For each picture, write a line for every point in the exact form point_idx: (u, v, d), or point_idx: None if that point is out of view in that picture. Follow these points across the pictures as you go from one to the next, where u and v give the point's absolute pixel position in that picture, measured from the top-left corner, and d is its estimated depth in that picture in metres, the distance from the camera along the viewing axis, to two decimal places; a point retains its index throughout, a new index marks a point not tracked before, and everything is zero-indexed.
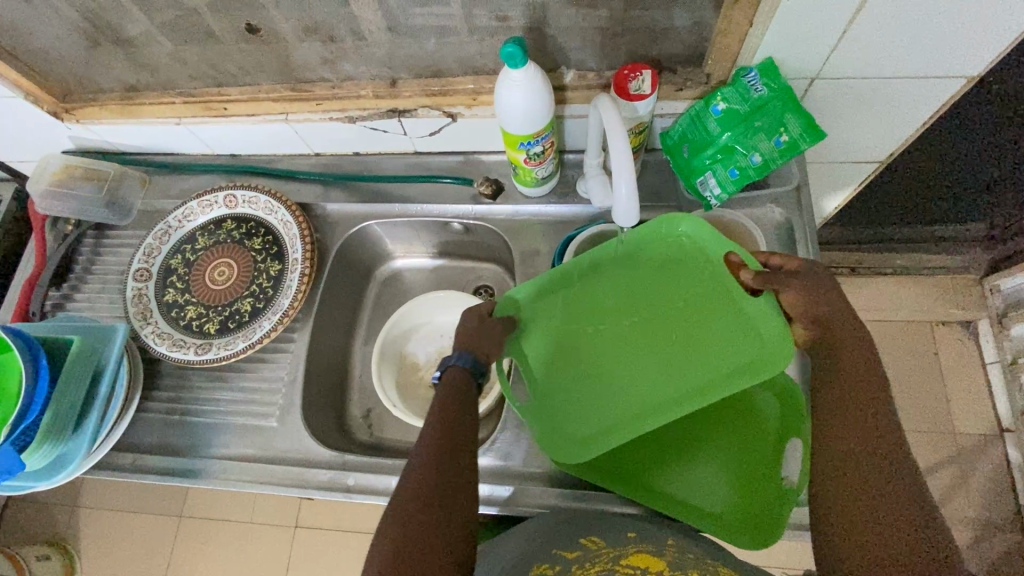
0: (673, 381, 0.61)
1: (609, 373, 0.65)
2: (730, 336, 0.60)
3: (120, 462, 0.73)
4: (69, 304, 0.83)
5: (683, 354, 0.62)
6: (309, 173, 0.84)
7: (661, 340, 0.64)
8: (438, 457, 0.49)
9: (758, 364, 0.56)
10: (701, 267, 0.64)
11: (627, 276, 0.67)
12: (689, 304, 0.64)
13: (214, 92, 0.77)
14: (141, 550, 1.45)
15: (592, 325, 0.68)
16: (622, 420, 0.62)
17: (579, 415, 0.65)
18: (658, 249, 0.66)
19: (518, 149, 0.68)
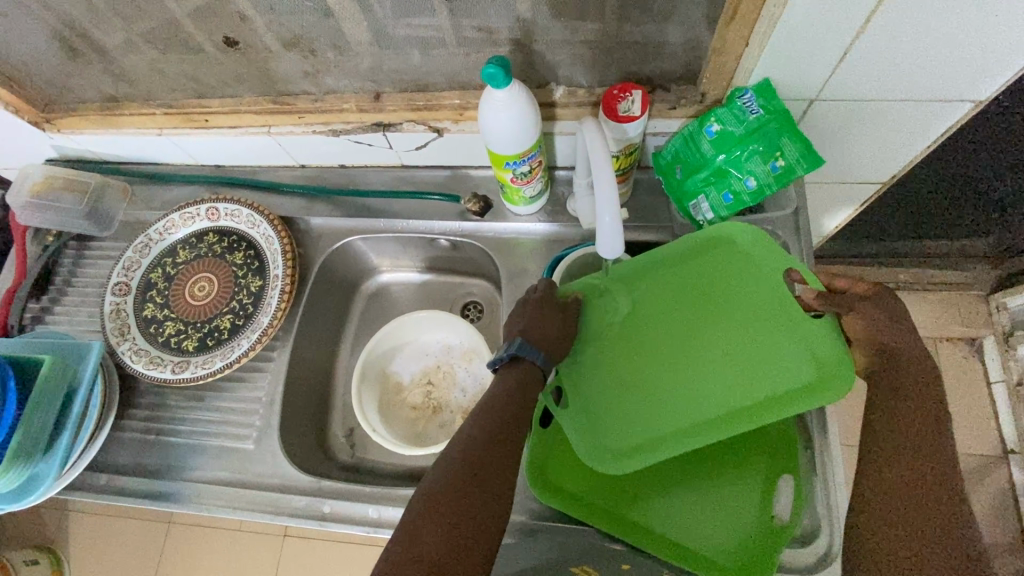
0: (728, 393, 0.58)
1: (655, 383, 0.62)
2: (782, 357, 0.57)
3: (94, 482, 0.71)
4: (48, 318, 0.81)
5: (739, 368, 0.58)
6: (293, 186, 0.82)
7: (708, 356, 0.60)
8: (493, 448, 0.49)
9: (817, 386, 0.54)
10: (753, 282, 0.61)
11: (676, 286, 0.64)
12: (737, 319, 0.60)
13: (195, 103, 0.75)
14: (130, 556, 1.44)
15: (639, 336, 0.64)
16: (671, 433, 0.59)
17: (619, 426, 0.61)
18: (714, 258, 0.63)
19: (505, 169, 0.65)
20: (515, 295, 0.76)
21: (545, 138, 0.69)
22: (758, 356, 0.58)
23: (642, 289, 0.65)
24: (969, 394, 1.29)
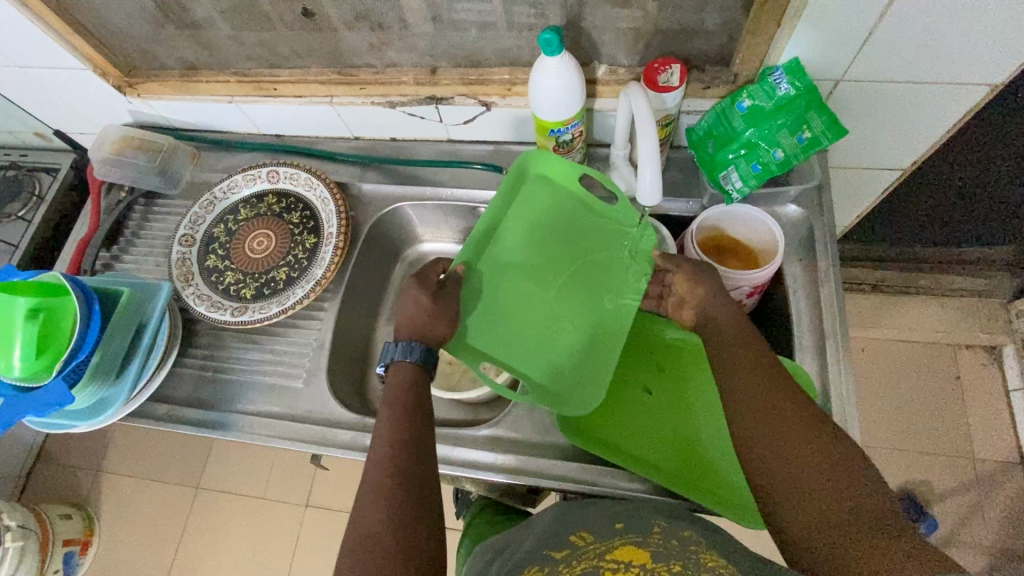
0: (598, 306, 0.69)
1: (556, 321, 0.70)
2: (612, 242, 0.71)
3: (156, 411, 0.77)
4: (118, 265, 0.89)
5: (589, 268, 0.71)
6: (347, 155, 0.89)
7: (565, 267, 0.71)
8: (386, 491, 0.53)
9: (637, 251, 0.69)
10: (565, 195, 0.73)
11: (516, 230, 0.72)
12: (571, 228, 0.72)
13: (267, 73, 0.83)
14: (159, 517, 1.50)
15: (516, 284, 0.71)
16: (597, 355, 0.68)
17: (555, 375, 0.68)
18: (530, 190, 0.73)
19: (548, 137, 0.71)
20: None
21: (587, 113, 0.75)
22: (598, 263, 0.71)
23: (495, 250, 0.71)
24: (988, 401, 1.29)
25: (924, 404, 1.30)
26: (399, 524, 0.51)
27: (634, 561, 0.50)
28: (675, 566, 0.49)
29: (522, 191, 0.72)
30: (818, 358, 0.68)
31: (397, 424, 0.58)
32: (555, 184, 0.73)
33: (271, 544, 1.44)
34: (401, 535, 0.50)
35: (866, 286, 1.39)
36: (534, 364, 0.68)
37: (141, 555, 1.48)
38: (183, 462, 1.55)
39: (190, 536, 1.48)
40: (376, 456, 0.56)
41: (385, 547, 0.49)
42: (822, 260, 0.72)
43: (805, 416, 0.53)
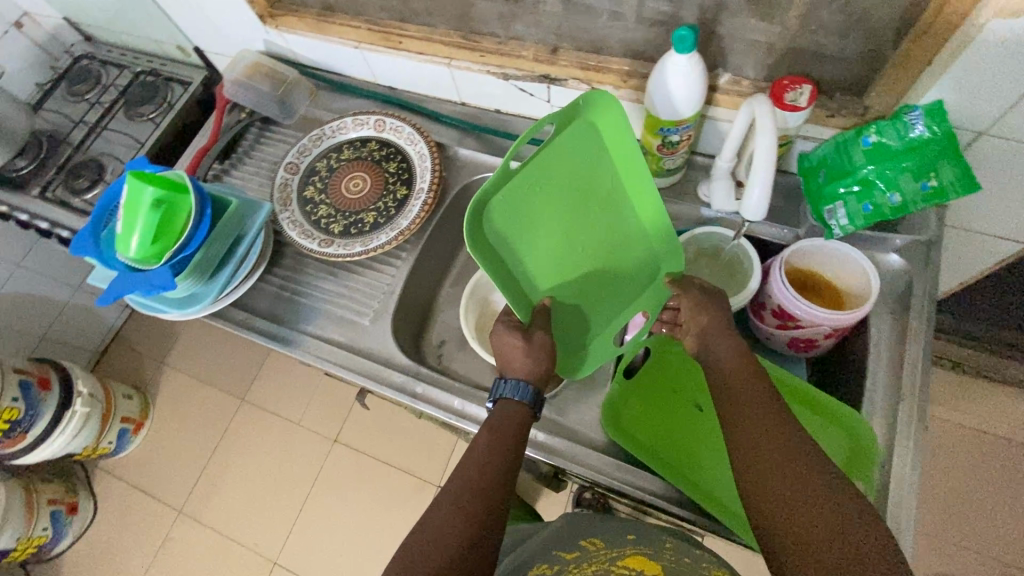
0: (618, 212, 0.68)
1: (598, 264, 0.69)
2: (590, 147, 0.65)
3: (234, 316, 0.83)
4: (226, 179, 0.96)
5: (584, 195, 0.67)
6: (453, 119, 0.92)
7: (579, 212, 0.68)
8: (469, 494, 0.54)
9: (611, 124, 0.64)
10: (527, 168, 0.65)
11: (528, 241, 0.68)
12: (552, 192, 0.67)
13: (396, 26, 0.86)
14: (204, 418, 1.63)
15: (558, 267, 0.69)
16: (642, 239, 0.68)
17: (643, 297, 0.69)
18: (500, 201, 0.65)
19: (655, 133, 0.71)
20: None
21: (699, 119, 0.74)
22: (593, 177, 0.67)
23: (526, 266, 0.68)
24: None
25: (983, 500, 1.21)
26: (475, 528, 0.51)
27: (643, 570, 0.57)
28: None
29: (496, 216, 0.66)
30: (891, 419, 0.65)
31: (495, 453, 0.58)
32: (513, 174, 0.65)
33: (296, 467, 1.54)
34: (472, 533, 0.51)
35: (946, 362, 1.31)
36: (621, 289, 0.70)
37: (182, 447, 1.61)
38: (235, 373, 1.67)
39: (227, 442, 1.59)
40: (472, 455, 0.58)
41: (451, 534, 0.51)
42: (914, 318, 0.67)
43: (797, 436, 0.50)
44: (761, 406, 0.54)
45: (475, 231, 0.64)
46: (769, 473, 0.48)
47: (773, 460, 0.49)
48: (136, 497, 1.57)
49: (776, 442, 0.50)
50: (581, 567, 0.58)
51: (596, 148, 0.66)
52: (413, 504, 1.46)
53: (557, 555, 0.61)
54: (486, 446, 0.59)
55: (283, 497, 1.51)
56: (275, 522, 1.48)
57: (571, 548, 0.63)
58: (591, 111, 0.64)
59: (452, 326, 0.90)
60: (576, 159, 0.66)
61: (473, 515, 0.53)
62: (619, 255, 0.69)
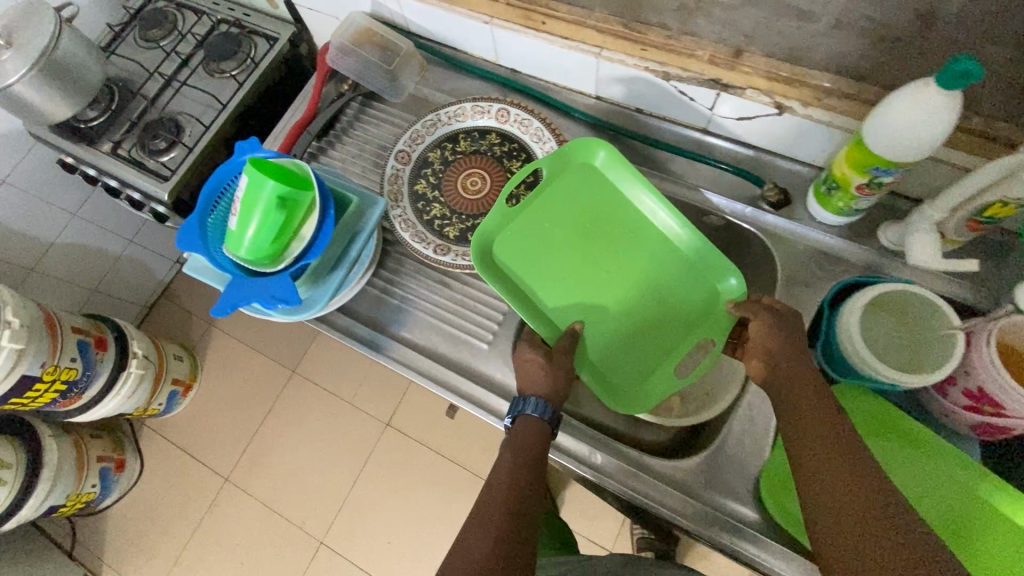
0: (637, 240, 0.72)
1: (628, 288, 0.71)
2: (590, 186, 0.73)
3: (337, 321, 0.78)
4: (324, 158, 0.87)
5: (590, 226, 0.73)
6: (587, 117, 0.81)
7: (591, 242, 0.73)
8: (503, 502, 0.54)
9: (607, 169, 0.72)
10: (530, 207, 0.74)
11: (544, 269, 0.73)
12: (557, 227, 0.73)
13: (541, 4, 0.74)
14: (253, 386, 1.59)
15: (583, 292, 0.72)
16: (675, 264, 0.71)
17: (689, 318, 0.70)
18: (506, 238, 0.73)
19: (862, 171, 0.60)
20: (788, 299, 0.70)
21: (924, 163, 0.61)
22: (606, 215, 0.73)
23: (545, 291, 0.72)
24: None
25: None
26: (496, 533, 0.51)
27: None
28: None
29: (505, 251, 0.73)
30: None
31: (518, 465, 0.58)
32: (518, 213, 0.74)
33: (345, 446, 1.51)
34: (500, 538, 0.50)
35: None
36: (671, 318, 0.70)
37: (229, 414, 1.58)
38: (286, 343, 1.61)
39: (276, 414, 1.56)
40: (504, 466, 0.59)
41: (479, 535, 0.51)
42: None
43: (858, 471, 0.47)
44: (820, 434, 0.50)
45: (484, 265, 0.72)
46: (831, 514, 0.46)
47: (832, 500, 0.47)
48: (183, 459, 1.55)
49: (839, 492, 0.47)
50: None
51: (599, 188, 0.73)
52: (464, 498, 1.43)
53: None
54: (511, 463, 0.58)
55: (332, 476, 1.49)
56: (323, 500, 1.47)
57: None
58: (582, 154, 0.73)
59: None
60: (579, 197, 0.73)
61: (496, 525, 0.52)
62: (661, 284, 0.71)
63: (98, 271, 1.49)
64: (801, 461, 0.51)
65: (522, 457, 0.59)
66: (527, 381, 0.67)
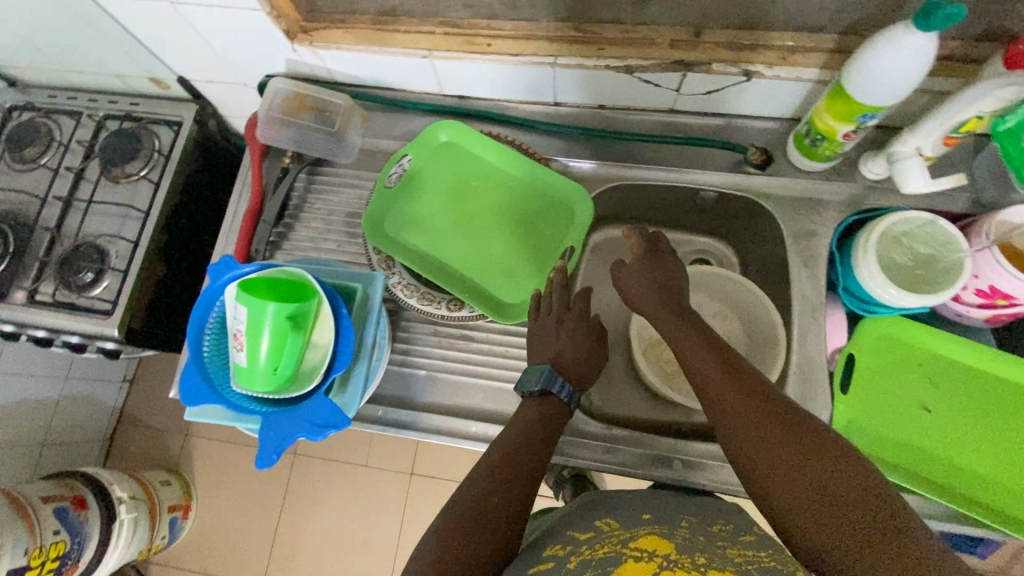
0: (495, 184, 0.76)
1: (502, 226, 0.74)
2: (451, 159, 0.76)
3: (369, 413, 0.72)
4: (289, 244, 0.79)
5: (461, 188, 0.75)
6: (553, 126, 0.78)
7: (465, 200, 0.75)
8: (508, 456, 0.56)
9: (456, 138, 0.76)
10: (409, 185, 0.75)
11: (436, 234, 0.74)
12: (435, 197, 0.75)
13: (483, 25, 0.70)
14: (256, 483, 1.48)
15: (470, 244, 0.74)
16: (527, 191, 0.75)
17: (551, 232, 0.74)
18: (394, 215, 0.75)
19: (848, 121, 0.62)
20: (801, 254, 0.72)
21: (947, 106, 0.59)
22: (467, 173, 0.76)
23: (439, 251, 0.74)
24: None
25: None
26: (504, 482, 0.53)
27: (659, 549, 0.44)
28: (700, 559, 0.43)
29: (392, 225, 0.74)
30: None
31: (524, 427, 0.60)
32: (396, 191, 0.75)
33: (377, 512, 1.44)
34: (506, 485, 0.53)
35: None
36: (538, 243, 0.74)
37: (239, 520, 1.46)
38: None
39: (291, 504, 1.46)
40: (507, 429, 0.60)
41: (487, 486, 0.52)
42: None
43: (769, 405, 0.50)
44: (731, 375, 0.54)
45: (382, 241, 0.73)
46: (758, 445, 0.48)
47: (756, 433, 0.49)
48: None
49: (755, 416, 0.50)
50: (593, 545, 0.48)
51: (456, 154, 0.76)
52: None
53: (571, 536, 0.52)
54: (518, 427, 0.60)
55: (373, 545, 1.42)
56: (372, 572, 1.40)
57: (584, 527, 0.53)
58: (432, 139, 0.76)
59: None
60: (446, 169, 0.76)
61: (504, 475, 0.54)
62: (527, 212, 0.74)
63: (42, 423, 1.32)
64: (715, 404, 0.53)
65: (529, 422, 0.60)
66: (549, 350, 0.65)
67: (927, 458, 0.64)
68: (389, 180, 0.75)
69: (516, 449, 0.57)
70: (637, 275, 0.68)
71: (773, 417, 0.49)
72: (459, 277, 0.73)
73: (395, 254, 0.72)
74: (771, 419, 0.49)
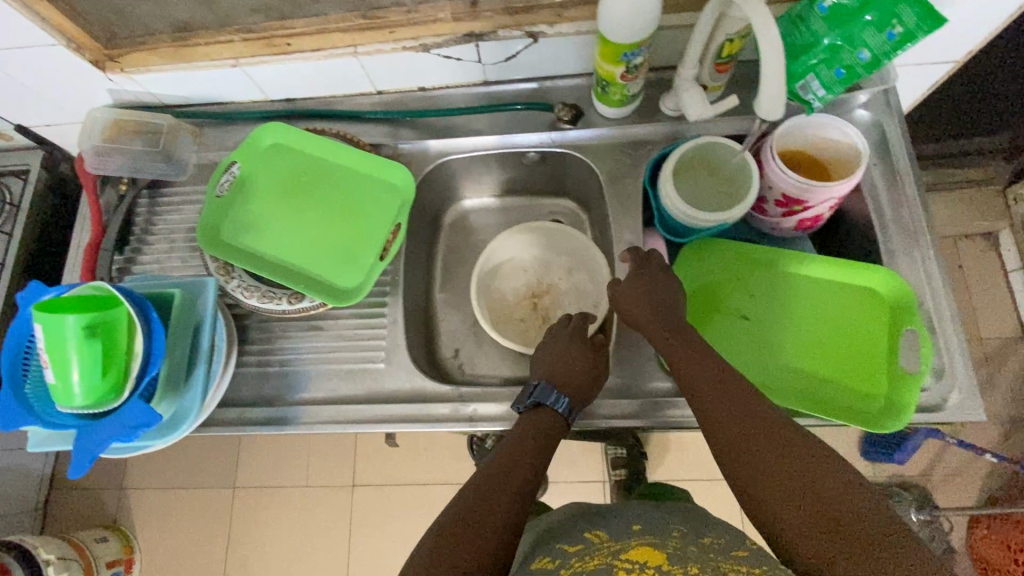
0: (322, 174, 0.77)
1: (333, 213, 0.76)
2: (285, 159, 0.78)
3: (227, 416, 0.73)
4: (137, 267, 0.80)
5: (291, 184, 0.77)
6: (376, 113, 0.80)
7: (295, 194, 0.76)
8: (504, 484, 0.57)
9: (284, 141, 0.78)
10: (243, 192, 0.77)
11: (269, 231, 0.75)
12: (268, 196, 0.77)
13: (277, 26, 0.72)
14: (200, 524, 1.46)
15: (303, 235, 0.75)
16: (354, 176, 0.77)
17: (379, 211, 0.75)
18: (229, 220, 0.76)
19: (617, 62, 0.66)
20: (618, 195, 0.77)
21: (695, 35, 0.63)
22: (295, 169, 0.77)
23: (273, 246, 0.75)
24: (987, 284, 1.43)
25: None
26: (498, 515, 0.54)
27: (650, 561, 0.48)
28: (693, 570, 0.46)
29: (227, 229, 0.75)
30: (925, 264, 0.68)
31: (521, 451, 0.61)
32: (228, 199, 0.76)
33: (324, 530, 1.44)
34: (495, 512, 0.54)
35: None
36: (370, 223, 0.75)
37: (188, 564, 1.44)
38: (214, 465, 1.49)
39: (237, 538, 1.45)
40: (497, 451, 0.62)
41: (483, 520, 0.53)
42: (898, 161, 0.71)
43: (784, 437, 0.53)
44: (744, 409, 0.56)
45: (217, 247, 0.74)
46: (771, 475, 0.51)
47: (770, 470, 0.51)
48: None
49: (772, 449, 0.52)
50: (581, 559, 0.51)
51: (288, 154, 0.78)
52: None
53: (559, 547, 0.54)
54: (511, 450, 0.61)
55: (325, 564, 1.42)
56: None
57: (574, 538, 0.55)
58: (260, 144, 0.78)
59: (459, 331, 0.87)
60: (277, 169, 0.78)
61: (496, 503, 0.55)
62: (355, 195, 0.76)
63: None
64: (727, 437, 0.55)
65: (526, 447, 0.61)
66: (548, 368, 0.68)
67: (757, 360, 0.68)
68: (220, 189, 0.76)
69: (510, 474, 0.58)
70: (641, 297, 0.67)
71: (785, 451, 0.52)
72: (296, 268, 0.74)
73: (230, 257, 0.73)
74: (783, 453, 0.51)
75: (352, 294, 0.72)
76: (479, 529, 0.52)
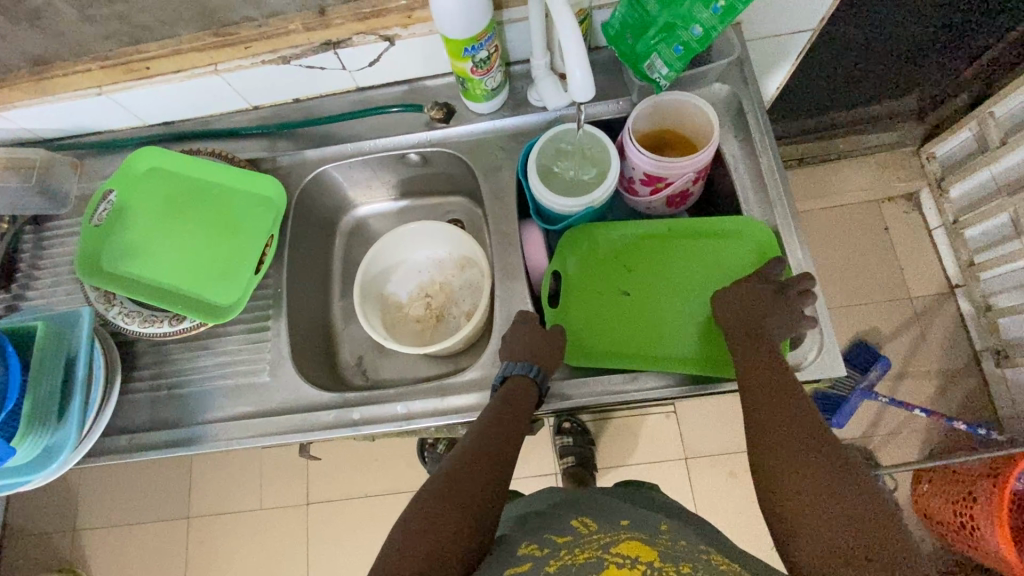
0: (198, 194, 0.78)
1: (208, 232, 0.76)
2: (167, 181, 0.78)
3: (117, 444, 0.73)
4: (24, 304, 0.80)
5: (166, 206, 0.77)
6: (250, 128, 0.81)
7: (169, 217, 0.77)
8: (486, 475, 0.58)
9: (160, 163, 0.78)
10: (120, 220, 0.77)
11: (144, 257, 0.75)
12: (144, 222, 0.77)
13: (133, 51, 0.70)
14: (156, 557, 1.45)
15: (179, 256, 0.75)
16: (230, 193, 0.78)
17: (253, 225, 0.76)
18: (103, 249, 0.75)
19: (463, 58, 0.67)
20: (493, 188, 0.78)
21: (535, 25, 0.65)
22: (171, 191, 0.78)
23: (149, 271, 0.75)
24: (912, 243, 1.46)
25: (847, 262, 1.46)
26: (476, 512, 0.54)
27: (643, 557, 0.49)
28: (684, 567, 0.48)
29: (102, 258, 0.75)
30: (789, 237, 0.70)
31: (500, 438, 0.61)
32: (105, 229, 0.76)
33: (281, 551, 1.43)
34: (470, 505, 0.54)
35: (793, 162, 1.47)
36: (249, 239, 0.76)
37: None
38: (166, 496, 1.48)
39: (195, 567, 1.44)
40: (474, 432, 0.62)
41: (459, 512, 0.53)
42: (755, 134, 0.73)
43: (817, 445, 0.54)
44: (788, 414, 0.57)
45: (92, 276, 0.74)
46: (803, 480, 0.52)
47: (804, 474, 0.52)
48: None
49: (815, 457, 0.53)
50: (570, 551, 0.51)
51: (167, 176, 0.78)
52: None
53: (547, 536, 0.54)
54: (493, 435, 0.61)
55: None
56: None
57: (562, 529, 0.55)
58: (136, 169, 0.78)
59: (361, 336, 0.87)
60: (153, 194, 0.77)
61: (471, 493, 0.56)
62: (230, 211, 0.77)
63: None
64: (772, 436, 0.56)
65: (510, 437, 0.62)
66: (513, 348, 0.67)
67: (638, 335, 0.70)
68: (97, 218, 0.76)
69: (490, 465, 0.59)
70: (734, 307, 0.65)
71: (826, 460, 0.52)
72: (171, 290, 0.74)
73: (104, 285, 0.73)
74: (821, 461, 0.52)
75: (228, 309, 0.73)
76: (466, 528, 0.53)
